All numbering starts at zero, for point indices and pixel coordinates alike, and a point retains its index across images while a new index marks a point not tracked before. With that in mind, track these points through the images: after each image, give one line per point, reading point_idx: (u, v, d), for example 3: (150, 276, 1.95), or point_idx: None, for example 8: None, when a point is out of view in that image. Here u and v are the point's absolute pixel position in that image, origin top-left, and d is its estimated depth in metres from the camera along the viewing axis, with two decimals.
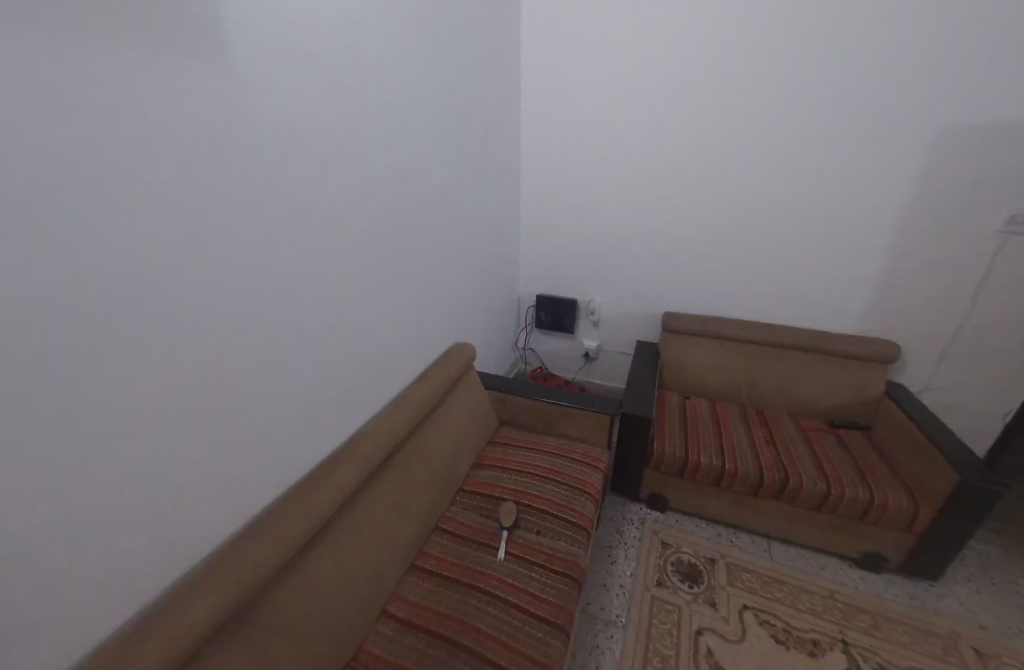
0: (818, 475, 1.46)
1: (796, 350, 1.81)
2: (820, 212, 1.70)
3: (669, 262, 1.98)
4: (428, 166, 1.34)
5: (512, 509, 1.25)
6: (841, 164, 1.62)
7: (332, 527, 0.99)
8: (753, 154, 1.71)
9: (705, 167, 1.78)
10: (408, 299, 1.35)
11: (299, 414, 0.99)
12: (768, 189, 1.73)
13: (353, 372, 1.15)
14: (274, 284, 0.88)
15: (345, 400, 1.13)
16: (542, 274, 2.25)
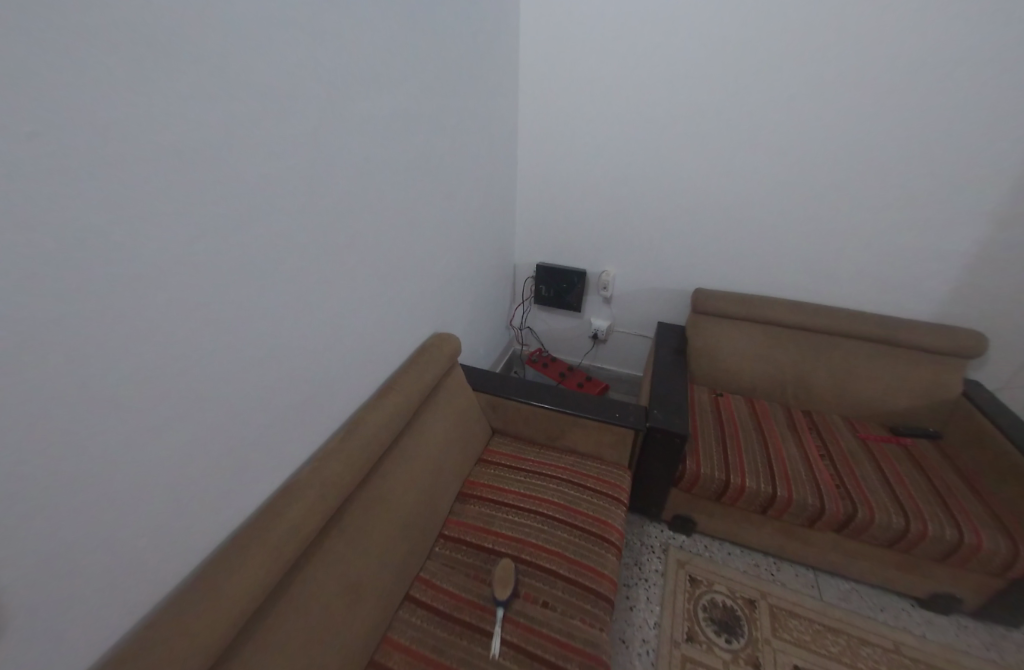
0: (893, 506, 1.15)
1: (859, 340, 1.46)
2: (923, 164, 1.27)
3: (707, 226, 1.55)
4: (381, 75, 0.86)
5: (509, 572, 0.93)
6: (970, 95, 1.16)
7: (241, 647, 0.64)
8: (846, 80, 1.23)
9: (774, 97, 1.30)
10: (361, 280, 0.92)
11: (180, 479, 0.61)
12: (857, 130, 1.28)
13: (278, 395, 0.75)
14: (77, 282, 0.46)
15: (266, 439, 0.75)
16: (544, 238, 1.80)
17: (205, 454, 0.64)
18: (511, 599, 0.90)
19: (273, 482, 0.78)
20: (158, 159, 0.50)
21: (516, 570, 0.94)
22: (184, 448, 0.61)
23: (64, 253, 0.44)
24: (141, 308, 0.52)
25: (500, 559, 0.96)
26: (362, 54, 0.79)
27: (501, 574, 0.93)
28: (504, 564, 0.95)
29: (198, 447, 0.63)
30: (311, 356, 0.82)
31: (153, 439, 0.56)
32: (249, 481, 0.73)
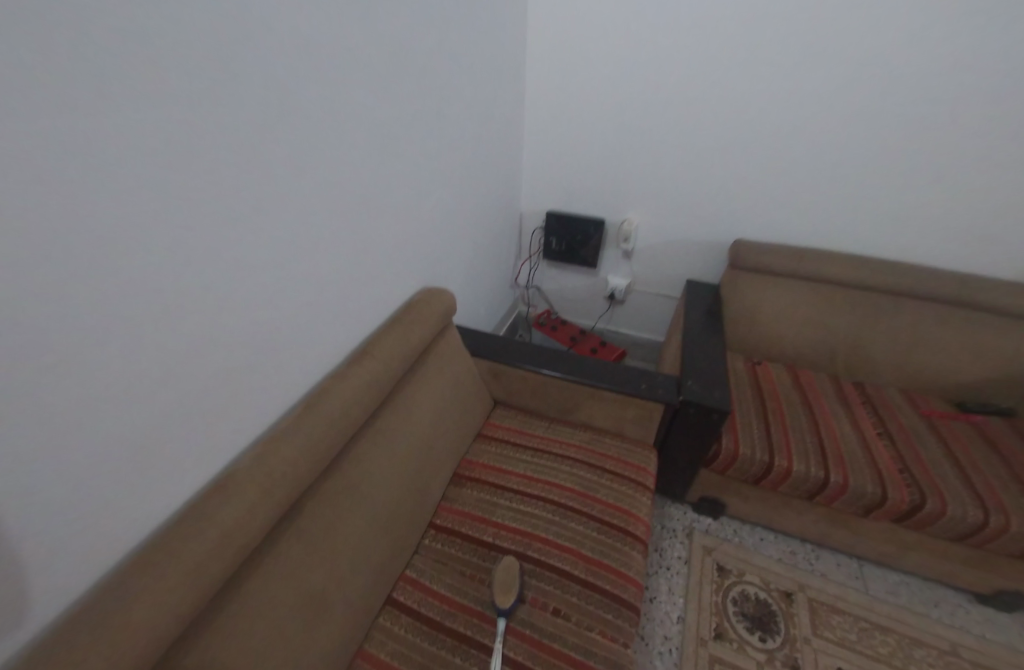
0: (968, 495, 0.97)
1: (927, 301, 1.24)
2: None
3: (753, 164, 1.29)
4: None
5: (512, 575, 0.76)
6: None
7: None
8: None
9: None
10: (323, 214, 0.70)
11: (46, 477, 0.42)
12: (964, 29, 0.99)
13: (206, 359, 0.56)
14: None
15: (192, 415, 0.56)
16: (556, 182, 1.55)
17: (87, 440, 0.45)
18: (515, 607, 0.74)
19: (208, 469, 0.60)
20: None
21: (521, 571, 0.78)
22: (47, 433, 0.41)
23: None
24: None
25: (501, 557, 0.80)
26: None
27: (503, 577, 0.77)
28: (506, 563, 0.78)
29: (72, 430, 0.43)
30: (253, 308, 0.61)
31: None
32: (167, 469, 0.55)
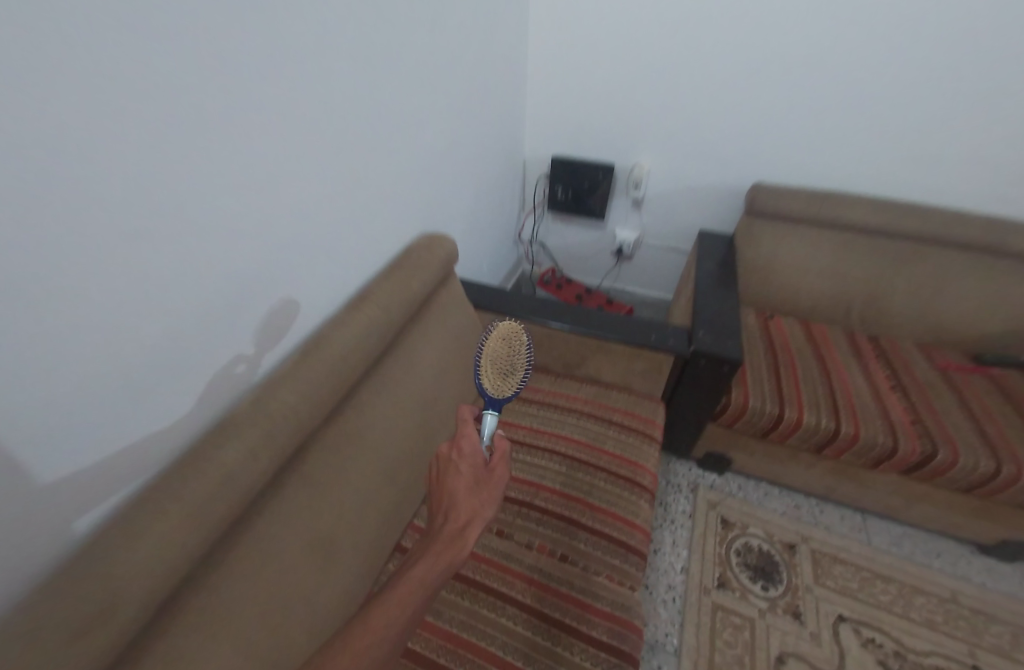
0: (981, 445, 0.96)
1: (954, 248, 1.19)
2: None
3: (777, 102, 1.19)
4: None
5: (513, 356, 0.66)
6: None
7: (144, 649, 0.45)
8: None
9: None
10: (318, 147, 0.65)
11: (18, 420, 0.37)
12: None
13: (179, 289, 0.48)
14: None
15: (189, 351, 0.52)
16: (562, 124, 1.45)
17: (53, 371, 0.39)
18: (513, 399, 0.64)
19: (193, 417, 0.55)
20: None
21: (521, 353, 0.68)
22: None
23: None
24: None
25: (495, 329, 0.69)
26: None
27: (495, 350, 0.67)
28: (504, 336, 0.68)
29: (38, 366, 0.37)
30: (234, 223, 0.53)
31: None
32: (151, 416, 0.50)
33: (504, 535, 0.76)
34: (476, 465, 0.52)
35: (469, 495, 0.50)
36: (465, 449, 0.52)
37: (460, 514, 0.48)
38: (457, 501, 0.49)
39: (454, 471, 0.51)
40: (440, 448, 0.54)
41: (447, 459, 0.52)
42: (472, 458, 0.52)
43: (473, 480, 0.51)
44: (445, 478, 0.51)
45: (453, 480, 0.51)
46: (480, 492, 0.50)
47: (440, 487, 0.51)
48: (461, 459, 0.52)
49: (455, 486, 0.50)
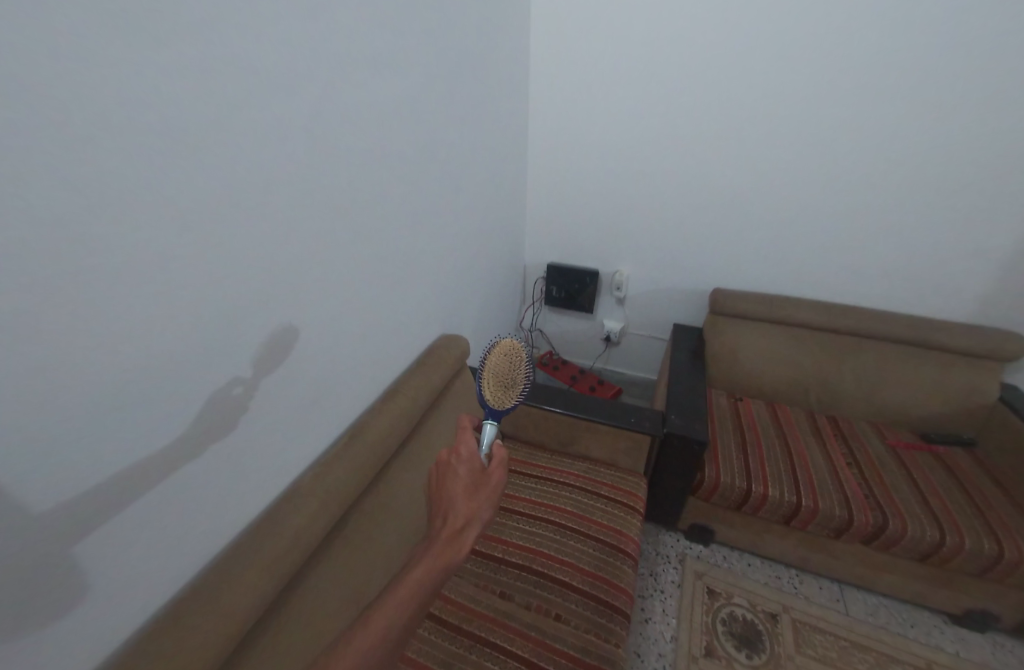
0: (927, 517, 1.09)
1: (887, 342, 1.42)
2: (948, 161, 1.24)
3: (723, 229, 1.54)
4: (410, 92, 0.89)
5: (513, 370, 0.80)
6: (996, 90, 1.14)
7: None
8: (868, 81, 1.21)
9: (791, 101, 1.30)
10: (380, 286, 0.92)
11: (193, 481, 0.58)
12: (879, 129, 1.26)
13: (253, 378, 0.64)
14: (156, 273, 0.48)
15: (282, 435, 0.73)
16: (556, 240, 1.81)
17: (210, 452, 0.60)
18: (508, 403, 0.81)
19: (275, 486, 0.75)
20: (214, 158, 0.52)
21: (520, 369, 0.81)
22: (179, 446, 0.55)
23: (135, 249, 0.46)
24: (142, 290, 0.47)
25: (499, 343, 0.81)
26: (384, 38, 0.78)
27: (495, 360, 0.80)
28: (506, 351, 0.82)
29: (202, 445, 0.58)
30: (319, 344, 0.78)
31: (151, 445, 0.51)
32: (253, 483, 0.69)
33: (507, 596, 0.89)
34: (472, 471, 0.63)
35: (467, 497, 0.61)
36: (462, 455, 0.63)
37: (459, 514, 0.59)
38: (458, 502, 0.60)
39: (453, 476, 0.62)
40: (440, 455, 0.65)
41: (447, 465, 0.63)
42: (469, 465, 0.63)
43: (471, 483, 0.62)
44: (445, 483, 0.62)
45: (454, 485, 0.62)
46: (475, 495, 0.61)
47: (441, 491, 0.62)
48: (459, 465, 0.63)
49: (454, 489, 0.61)
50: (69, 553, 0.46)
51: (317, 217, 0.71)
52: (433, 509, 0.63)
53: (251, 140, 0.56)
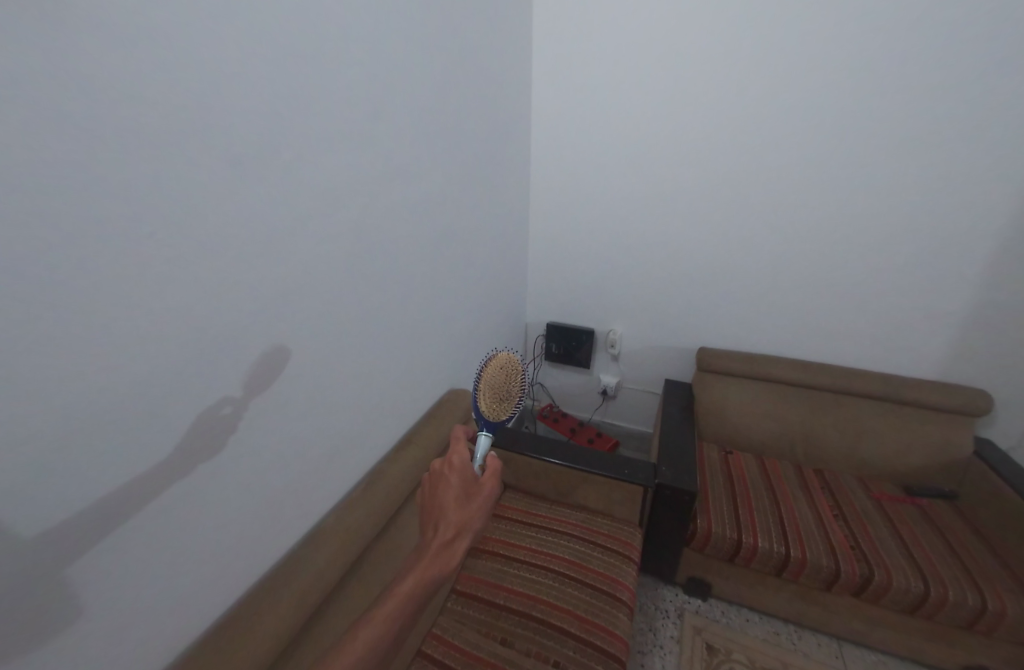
0: (912, 570, 1.13)
1: (863, 398, 1.52)
2: (890, 239, 1.43)
3: (701, 294, 1.73)
4: (430, 192, 1.10)
5: (507, 384, 0.90)
6: (921, 183, 1.34)
7: None
8: (811, 175, 1.44)
9: (748, 190, 1.53)
10: (396, 348, 1.08)
11: (233, 513, 0.70)
12: (827, 213, 1.47)
13: (243, 398, 0.69)
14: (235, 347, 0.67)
15: (308, 476, 0.86)
16: (556, 302, 2.02)
17: (253, 487, 0.73)
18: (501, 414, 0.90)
19: (299, 525, 0.85)
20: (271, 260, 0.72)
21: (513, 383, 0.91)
22: (231, 480, 0.69)
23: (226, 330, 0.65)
24: (214, 355, 0.63)
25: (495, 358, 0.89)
26: (409, 159, 1.01)
27: (492, 374, 0.89)
28: (501, 365, 0.90)
29: (243, 482, 0.71)
30: (341, 397, 0.92)
31: (211, 479, 0.65)
32: (281, 518, 0.81)
33: (507, 643, 0.93)
34: (464, 479, 0.68)
35: (458, 507, 0.65)
36: (455, 464, 0.68)
37: (450, 524, 0.64)
38: (449, 512, 0.65)
39: (445, 487, 0.67)
40: (434, 464, 0.70)
41: (440, 474, 0.68)
42: (460, 475, 0.68)
43: (462, 494, 0.67)
44: (438, 492, 0.67)
45: (446, 494, 0.67)
46: (466, 506, 0.66)
47: (435, 499, 0.67)
48: (451, 474, 0.68)
49: (446, 499, 0.66)
50: (137, 564, 0.57)
51: (349, 295, 0.89)
52: (426, 517, 0.68)
53: (305, 246, 0.76)
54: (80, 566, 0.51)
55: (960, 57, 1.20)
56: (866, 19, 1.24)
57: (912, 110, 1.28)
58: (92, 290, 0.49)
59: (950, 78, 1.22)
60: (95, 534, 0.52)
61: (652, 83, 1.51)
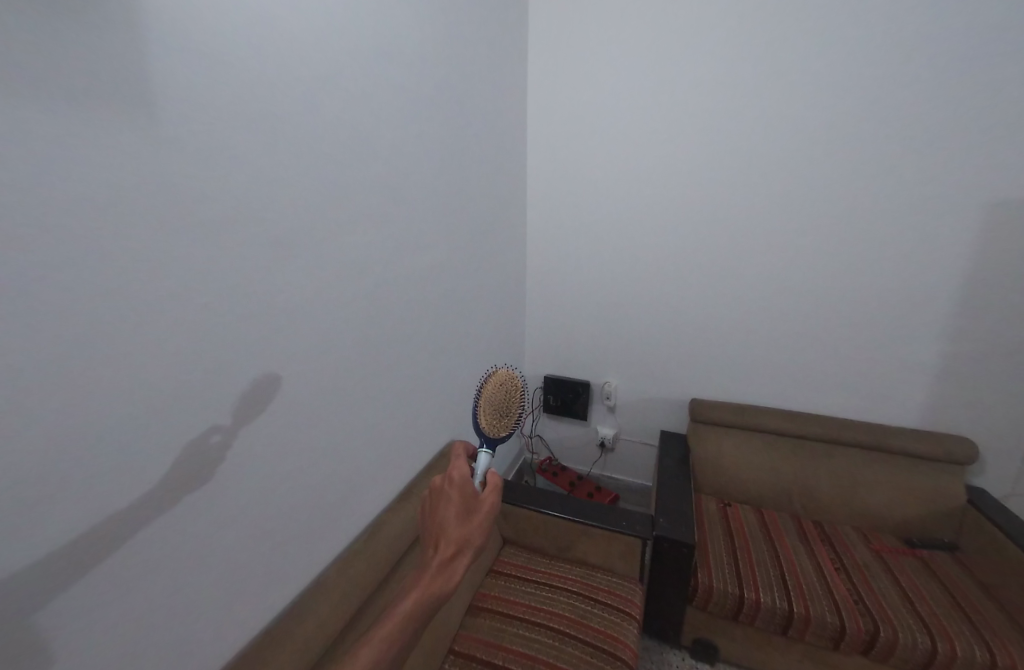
0: (918, 625, 1.12)
1: (853, 447, 1.56)
2: (857, 296, 1.56)
3: (688, 347, 1.83)
4: (435, 259, 1.24)
5: (506, 400, 0.95)
6: (877, 246, 1.50)
7: None
8: (779, 239, 1.60)
9: (724, 252, 1.68)
10: (400, 401, 1.16)
11: (242, 560, 0.74)
12: (796, 272, 1.61)
13: (232, 426, 0.69)
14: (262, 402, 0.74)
15: (314, 530, 0.90)
16: (552, 355, 2.11)
17: (265, 536, 0.78)
18: (502, 431, 0.93)
19: (303, 578, 0.88)
20: (303, 324, 0.81)
21: (512, 398, 0.97)
22: (248, 529, 0.74)
23: (257, 385, 0.72)
24: (245, 409, 0.71)
25: (494, 372, 0.95)
26: (418, 232, 1.15)
27: (493, 389, 0.94)
28: (501, 381, 0.96)
29: (256, 529, 0.76)
30: (349, 451, 0.98)
31: (231, 527, 0.71)
32: (287, 570, 0.84)
33: None
34: (463, 495, 0.70)
35: (457, 525, 0.67)
36: (455, 479, 0.70)
37: (450, 542, 0.66)
38: (451, 527, 0.67)
39: (446, 503, 0.69)
40: (435, 480, 0.72)
41: (442, 490, 0.71)
42: (460, 491, 0.70)
43: (462, 512, 0.69)
44: (439, 509, 0.70)
45: (447, 510, 0.69)
46: (465, 523, 0.68)
47: (436, 517, 0.69)
48: (451, 490, 0.70)
49: (447, 516, 0.68)
50: (159, 610, 0.61)
51: (362, 353, 0.98)
52: (427, 538, 0.69)
53: (328, 312, 0.87)
54: (115, 609, 0.56)
55: (897, 143, 1.39)
56: (812, 112, 1.45)
57: (861, 186, 1.46)
58: (138, 342, 0.55)
59: (891, 160, 1.41)
60: (132, 577, 0.57)
61: (632, 161, 1.72)
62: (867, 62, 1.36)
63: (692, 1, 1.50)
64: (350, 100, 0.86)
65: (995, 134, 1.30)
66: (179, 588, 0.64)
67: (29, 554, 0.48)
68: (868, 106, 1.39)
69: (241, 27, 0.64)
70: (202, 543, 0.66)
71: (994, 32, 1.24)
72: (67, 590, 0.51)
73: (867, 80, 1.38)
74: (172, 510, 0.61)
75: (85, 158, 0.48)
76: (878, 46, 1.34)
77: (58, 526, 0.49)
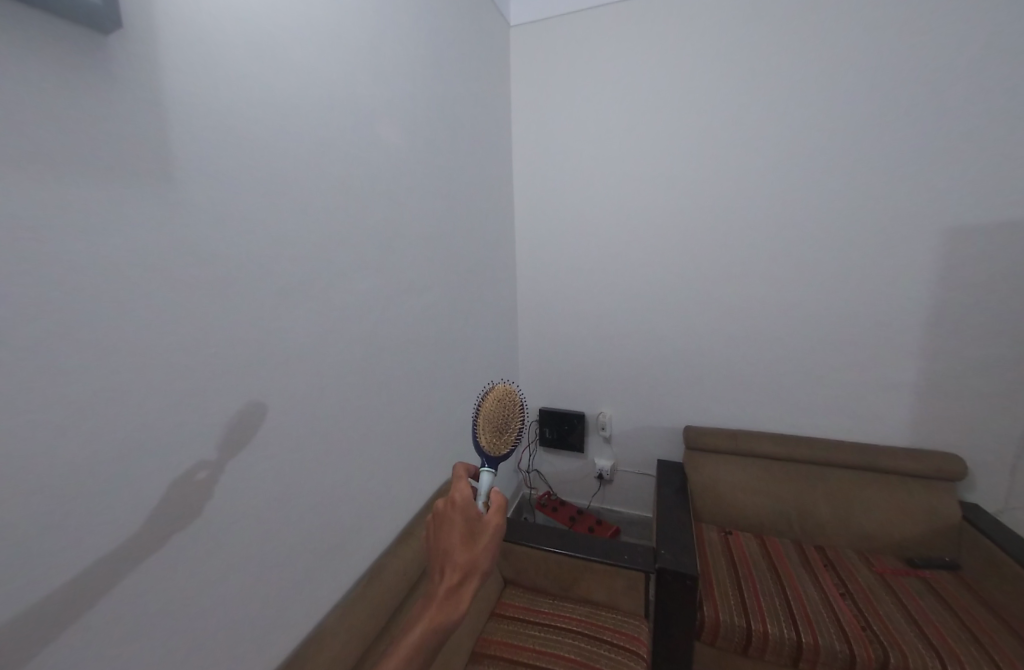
0: (927, 649, 1.10)
1: (846, 468, 1.58)
2: (832, 319, 1.64)
3: (677, 374, 1.88)
4: (425, 301, 1.29)
5: (504, 421, 0.96)
6: (841, 272, 1.60)
7: None
8: (754, 268, 1.69)
9: (703, 281, 1.77)
10: (394, 440, 1.17)
11: (237, 609, 0.73)
12: (772, 298, 1.69)
13: (219, 461, 0.69)
14: (255, 442, 0.76)
15: (310, 578, 0.89)
16: (545, 388, 2.14)
17: (261, 583, 0.78)
18: (503, 447, 0.94)
19: (299, 631, 0.86)
20: (296, 366, 0.84)
21: (510, 418, 0.98)
22: (244, 575, 0.74)
23: (250, 424, 0.75)
24: (238, 448, 0.73)
25: (490, 394, 0.96)
26: (409, 276, 1.21)
27: (490, 410, 0.95)
28: (499, 402, 0.97)
29: (250, 576, 0.76)
30: (343, 493, 0.98)
31: (227, 573, 0.71)
32: (284, 622, 0.83)
33: None
34: (467, 517, 0.70)
35: (462, 549, 0.67)
36: (457, 501, 0.71)
37: (454, 569, 0.66)
38: (456, 552, 0.67)
39: (450, 527, 0.70)
40: (439, 503, 0.73)
41: (447, 512, 0.71)
42: (463, 514, 0.70)
43: (466, 536, 0.69)
44: (444, 532, 0.70)
45: (452, 534, 0.69)
46: (469, 546, 0.68)
47: (440, 541, 0.70)
48: (454, 513, 0.70)
49: (451, 541, 0.68)
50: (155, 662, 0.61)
51: (355, 393, 1.01)
52: (432, 565, 0.70)
53: (321, 355, 0.91)
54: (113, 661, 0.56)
55: (847, 176, 1.53)
56: (771, 152, 1.60)
57: (820, 217, 1.59)
58: (140, 387, 0.58)
59: (843, 192, 1.54)
60: (127, 627, 0.57)
61: (610, 199, 1.83)
62: (813, 107, 1.53)
63: (653, 57, 1.67)
64: (344, 158, 0.95)
65: (934, 167, 1.44)
66: (171, 638, 0.63)
67: (10, 601, 0.47)
68: (818, 146, 1.54)
69: (241, 95, 0.71)
70: (190, 587, 0.65)
71: (918, 78, 1.41)
72: (51, 641, 0.50)
73: (814, 123, 1.53)
74: (169, 555, 0.62)
75: (102, 219, 0.54)
76: (818, 94, 1.51)
77: (58, 570, 0.51)
